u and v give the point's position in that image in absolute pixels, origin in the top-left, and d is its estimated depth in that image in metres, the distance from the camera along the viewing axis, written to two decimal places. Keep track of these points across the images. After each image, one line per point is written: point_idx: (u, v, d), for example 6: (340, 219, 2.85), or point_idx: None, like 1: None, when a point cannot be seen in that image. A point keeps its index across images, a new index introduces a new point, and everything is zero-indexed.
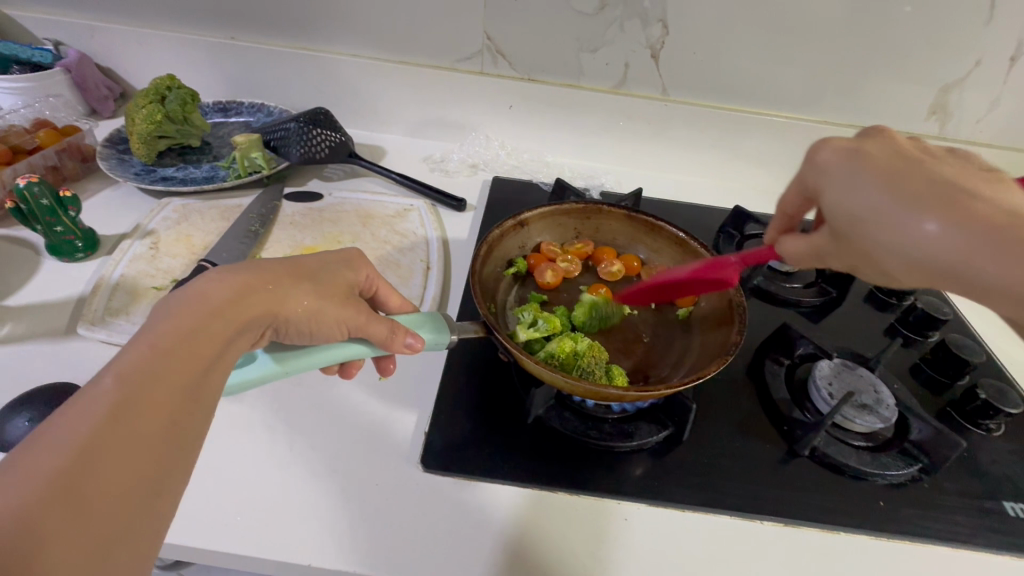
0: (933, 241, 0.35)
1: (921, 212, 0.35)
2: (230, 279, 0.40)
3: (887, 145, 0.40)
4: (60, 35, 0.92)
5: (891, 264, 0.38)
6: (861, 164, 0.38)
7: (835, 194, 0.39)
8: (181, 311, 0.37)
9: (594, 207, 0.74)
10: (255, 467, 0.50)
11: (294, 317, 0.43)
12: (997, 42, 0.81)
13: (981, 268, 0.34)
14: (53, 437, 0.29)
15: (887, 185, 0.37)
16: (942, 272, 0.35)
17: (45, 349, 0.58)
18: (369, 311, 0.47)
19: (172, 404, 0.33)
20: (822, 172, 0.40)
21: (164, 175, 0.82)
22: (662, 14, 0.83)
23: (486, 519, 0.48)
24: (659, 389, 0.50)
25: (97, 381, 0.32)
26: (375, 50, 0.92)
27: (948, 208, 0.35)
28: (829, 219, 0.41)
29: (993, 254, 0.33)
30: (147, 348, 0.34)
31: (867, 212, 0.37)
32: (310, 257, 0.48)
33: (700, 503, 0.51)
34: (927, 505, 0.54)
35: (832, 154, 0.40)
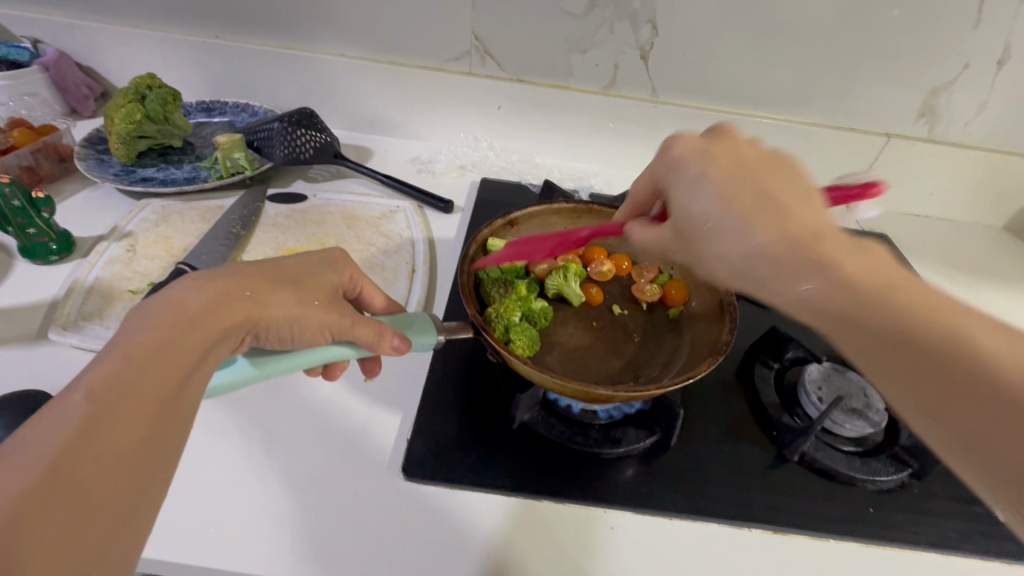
0: (749, 246, 0.41)
1: (743, 221, 0.41)
2: (205, 284, 0.39)
3: (733, 147, 0.46)
4: (39, 33, 0.90)
5: (720, 270, 0.44)
6: (706, 168, 0.45)
7: (684, 197, 0.45)
8: (156, 319, 0.35)
9: (586, 207, 0.73)
10: (230, 476, 0.48)
11: (274, 324, 0.41)
12: (986, 44, 0.81)
13: (792, 283, 0.39)
14: (21, 457, 0.28)
15: (725, 193, 0.43)
16: (755, 279, 0.41)
17: (14, 355, 0.56)
18: (352, 311, 0.46)
19: (149, 418, 0.32)
20: (676, 173, 0.47)
21: (144, 176, 0.81)
22: (651, 15, 0.83)
23: (469, 529, 0.47)
24: (649, 390, 0.50)
25: (67, 396, 0.30)
26: (362, 49, 0.90)
27: (766, 219, 0.41)
28: (679, 223, 0.46)
29: (796, 270, 0.39)
30: (120, 359, 0.33)
31: (703, 215, 0.44)
32: (289, 259, 0.46)
33: (688, 510, 0.50)
34: (918, 511, 0.53)
35: (688, 156, 0.46)
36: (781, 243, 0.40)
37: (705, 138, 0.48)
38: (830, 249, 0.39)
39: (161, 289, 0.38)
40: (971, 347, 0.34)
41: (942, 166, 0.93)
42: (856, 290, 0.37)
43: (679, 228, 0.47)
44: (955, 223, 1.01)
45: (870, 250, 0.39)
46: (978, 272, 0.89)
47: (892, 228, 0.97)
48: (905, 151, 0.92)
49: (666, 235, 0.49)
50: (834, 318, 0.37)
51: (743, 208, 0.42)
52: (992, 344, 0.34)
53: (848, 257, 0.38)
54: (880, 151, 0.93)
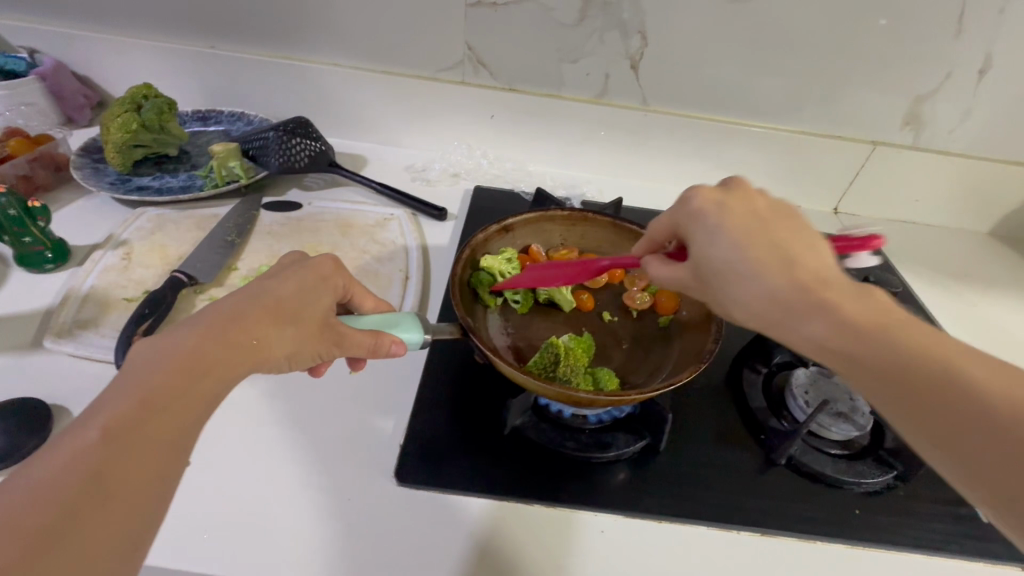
0: (766, 291, 0.40)
1: (759, 266, 0.41)
2: (216, 328, 0.38)
3: (749, 198, 0.45)
4: (36, 43, 0.91)
5: (735, 310, 0.43)
6: (723, 215, 0.43)
7: (702, 244, 0.44)
8: (170, 362, 0.35)
9: (579, 214, 0.74)
10: (224, 481, 0.49)
11: (278, 363, 0.41)
12: (967, 54, 0.83)
13: (797, 324, 0.39)
14: (32, 494, 0.28)
15: (740, 242, 0.42)
16: (767, 321, 0.41)
17: (8, 364, 0.56)
18: (348, 333, 0.45)
19: (158, 463, 0.32)
20: (694, 218, 0.45)
21: (140, 185, 0.81)
22: (641, 26, 0.84)
23: (460, 534, 0.48)
24: (631, 395, 0.50)
25: (81, 436, 0.30)
26: (356, 59, 0.92)
27: (778, 265, 0.40)
28: (695, 264, 0.46)
29: (802, 313, 0.38)
30: (135, 404, 0.33)
31: (720, 261, 0.43)
32: (292, 288, 0.43)
33: (677, 514, 0.51)
34: (903, 513, 0.54)
35: (704, 203, 0.44)
36: (795, 289, 0.39)
37: (720, 189, 0.46)
38: (833, 294, 0.39)
39: (177, 324, 0.38)
40: (948, 376, 0.34)
41: (927, 173, 0.95)
42: (856, 331, 0.37)
43: (698, 269, 0.46)
44: (942, 229, 1.02)
45: (870, 292, 0.39)
46: (964, 277, 0.91)
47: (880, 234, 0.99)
48: (891, 159, 0.94)
49: (682, 273, 0.48)
50: (838, 360, 0.37)
51: (760, 255, 0.41)
52: (981, 374, 0.34)
53: (848, 301, 0.38)
54: (866, 159, 0.95)
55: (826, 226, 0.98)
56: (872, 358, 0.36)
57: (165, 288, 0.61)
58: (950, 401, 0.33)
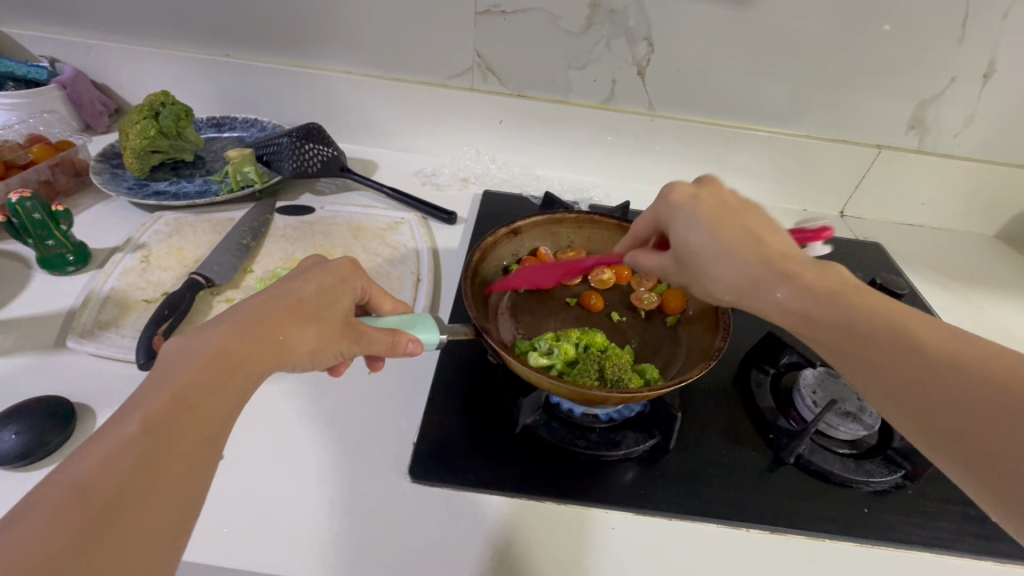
0: (738, 269, 0.43)
1: (726, 251, 0.43)
2: (242, 327, 0.39)
3: (722, 192, 0.48)
4: (56, 52, 0.93)
5: (716, 288, 0.45)
6: (698, 207, 0.46)
7: (678, 231, 0.47)
8: (199, 360, 0.36)
9: (587, 217, 0.75)
10: (243, 477, 0.50)
11: (300, 361, 0.42)
12: (971, 59, 0.83)
13: (768, 291, 0.41)
14: (76, 486, 0.29)
15: (715, 230, 0.44)
16: (748, 291, 0.43)
17: (32, 364, 0.58)
18: (367, 331, 0.46)
19: (192, 457, 0.33)
20: (671, 211, 0.48)
21: (157, 190, 0.83)
22: (647, 33, 0.86)
23: (475, 529, 0.49)
24: (642, 392, 0.51)
25: (120, 430, 0.31)
26: (367, 66, 0.94)
27: (747, 248, 0.43)
28: (673, 250, 0.48)
29: (773, 280, 0.41)
30: (170, 399, 0.34)
31: (697, 248, 0.45)
32: (312, 289, 0.45)
33: (687, 511, 0.52)
34: (911, 511, 0.54)
35: (679, 197, 0.48)
36: (759, 263, 0.42)
37: (694, 184, 0.49)
38: (790, 263, 0.42)
39: (200, 324, 0.39)
40: (956, 382, 0.34)
41: (933, 175, 0.96)
42: (822, 296, 0.40)
43: (677, 255, 0.48)
44: (947, 232, 1.03)
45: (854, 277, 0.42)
46: (971, 280, 0.91)
47: (885, 237, 1.00)
48: (895, 162, 0.95)
49: (665, 260, 0.50)
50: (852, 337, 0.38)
51: (731, 236, 0.44)
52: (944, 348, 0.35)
53: (810, 272, 0.41)
54: (871, 162, 0.95)
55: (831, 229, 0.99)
56: (861, 335, 0.37)
57: (183, 289, 0.62)
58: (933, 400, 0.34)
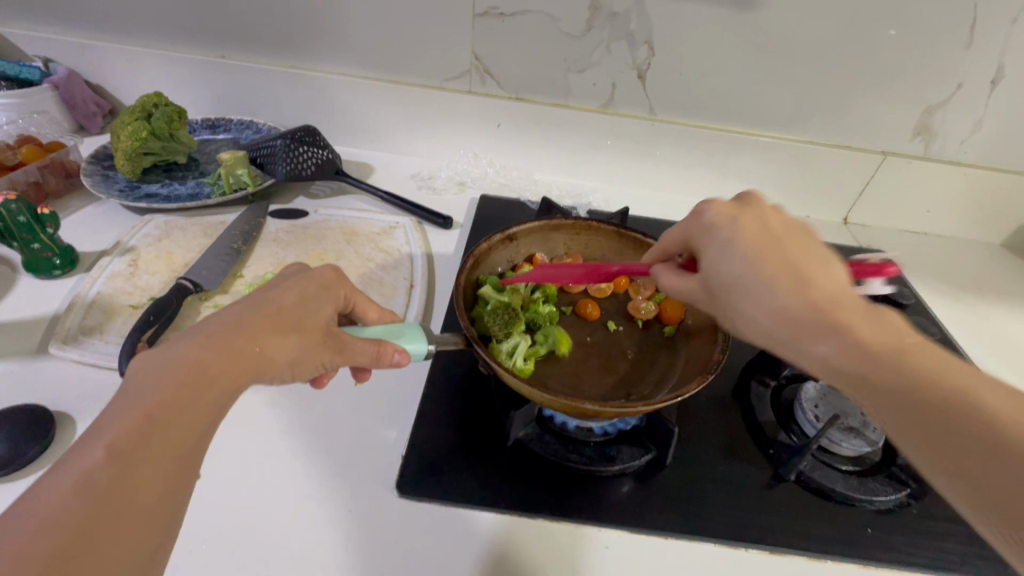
0: (774, 310, 0.40)
1: (768, 284, 0.41)
2: (217, 339, 0.37)
3: (764, 213, 0.46)
4: (49, 52, 0.92)
5: (746, 328, 0.43)
6: (737, 232, 0.44)
7: (713, 258, 0.45)
8: (172, 376, 0.34)
9: (584, 223, 0.73)
10: (224, 491, 0.48)
11: (281, 372, 0.40)
12: (979, 64, 0.82)
13: (808, 344, 0.39)
14: (40, 518, 0.28)
15: (753, 261, 0.42)
16: (776, 342, 0.41)
17: (13, 370, 0.56)
18: (351, 342, 0.44)
19: (166, 477, 0.32)
20: (708, 235, 0.46)
21: (148, 192, 0.82)
22: (648, 36, 0.84)
23: (463, 547, 0.47)
24: (638, 407, 0.49)
25: (85, 456, 0.30)
26: (364, 68, 0.92)
27: (792, 285, 0.40)
28: (708, 279, 0.46)
29: (813, 334, 0.39)
30: (140, 420, 0.32)
31: (731, 278, 0.43)
32: (292, 298, 0.43)
33: (684, 530, 0.50)
34: (916, 532, 0.52)
35: (717, 218, 0.46)
36: (807, 308, 0.39)
37: (737, 203, 0.47)
38: (846, 314, 0.39)
39: (171, 338, 0.37)
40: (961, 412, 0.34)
41: (938, 183, 0.94)
42: (873, 355, 0.37)
43: (708, 283, 0.46)
44: (953, 240, 1.01)
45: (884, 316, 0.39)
46: (978, 289, 0.89)
47: (889, 245, 0.98)
48: (901, 169, 0.93)
49: (696, 286, 0.48)
50: (849, 379, 0.38)
51: (772, 272, 0.41)
52: (1004, 411, 0.34)
53: (863, 324, 0.38)
54: (876, 169, 0.94)
55: (834, 236, 0.97)
56: (883, 382, 0.36)
57: (170, 294, 0.61)
58: (984, 441, 0.33)
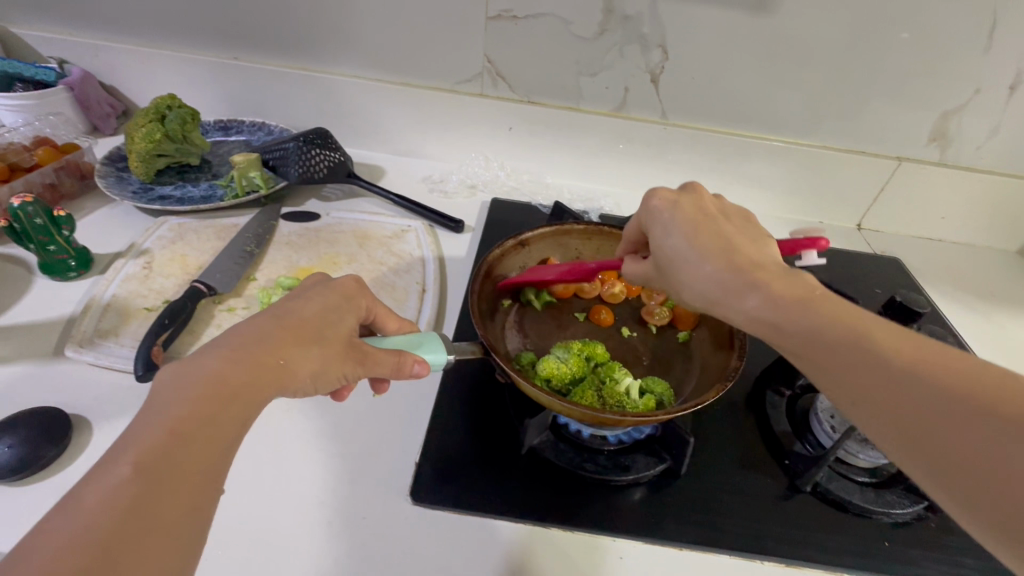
0: (706, 276, 0.44)
1: (700, 255, 0.45)
2: (240, 352, 0.37)
3: (701, 201, 0.50)
4: (64, 53, 0.93)
5: (687, 294, 0.47)
6: (676, 216, 0.48)
7: (658, 236, 0.49)
8: (195, 390, 0.34)
9: (595, 228, 0.73)
10: (239, 497, 0.48)
11: (302, 386, 0.40)
12: (997, 70, 0.81)
13: (740, 300, 0.42)
14: (65, 536, 0.28)
15: (697, 237, 0.46)
16: (714, 300, 0.44)
17: (30, 372, 0.56)
18: (372, 352, 0.44)
19: (189, 493, 0.32)
20: (655, 218, 0.50)
21: (162, 194, 0.82)
22: (662, 40, 0.84)
23: (479, 557, 0.47)
24: (657, 414, 0.49)
25: (112, 471, 0.30)
26: (376, 71, 0.92)
27: (718, 254, 0.44)
28: (654, 256, 0.50)
29: (739, 289, 0.42)
30: (164, 434, 0.32)
31: (673, 255, 0.47)
32: (314, 309, 0.43)
33: (699, 541, 0.50)
34: (933, 546, 0.52)
35: (661, 204, 0.50)
36: (730, 273, 0.43)
37: (678, 193, 0.51)
38: (766, 274, 0.42)
39: (192, 354, 0.37)
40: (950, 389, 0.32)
41: (954, 189, 0.93)
42: (788, 304, 0.40)
43: (657, 262, 0.50)
44: (968, 246, 1.00)
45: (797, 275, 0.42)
46: (993, 297, 0.88)
47: (903, 252, 0.97)
48: (916, 175, 0.92)
49: (649, 265, 0.53)
50: (767, 328, 0.40)
51: (704, 245, 0.45)
52: (908, 356, 0.34)
53: (779, 281, 0.41)
54: (891, 175, 0.93)
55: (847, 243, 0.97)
56: (795, 326, 0.38)
57: (184, 297, 0.61)
58: (964, 411, 0.31)
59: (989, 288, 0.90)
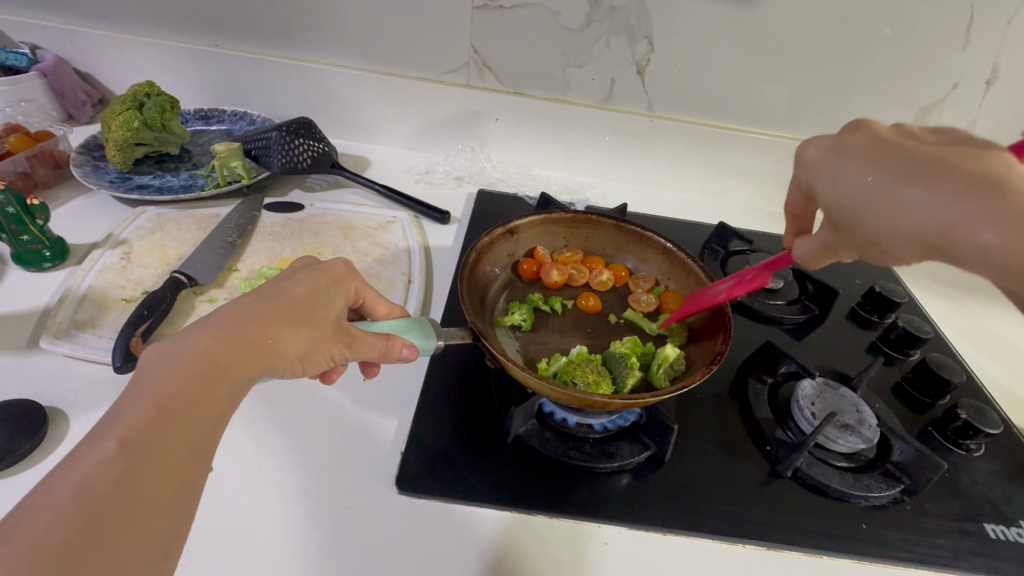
0: (915, 207, 0.34)
1: (896, 182, 0.35)
2: (228, 331, 0.37)
3: (873, 126, 0.40)
4: (36, 39, 0.90)
5: (888, 240, 0.36)
6: (846, 151, 0.39)
7: (823, 183, 0.40)
8: (182, 367, 0.34)
9: (584, 217, 0.73)
10: (220, 489, 0.48)
11: (290, 365, 0.40)
12: (974, 65, 0.82)
13: (900, 194, 0.35)
14: (52, 512, 0.27)
15: (865, 168, 0.37)
16: (936, 243, 0.34)
17: (4, 364, 0.55)
18: (360, 336, 0.44)
19: (181, 468, 0.32)
20: (816, 171, 0.41)
21: (140, 183, 0.80)
22: (647, 31, 0.84)
23: (465, 544, 0.47)
24: (645, 397, 0.50)
25: (98, 448, 0.29)
26: (361, 60, 0.91)
27: (930, 174, 0.34)
28: (824, 207, 0.40)
29: (970, 216, 0.32)
30: (151, 410, 0.32)
31: (855, 194, 0.37)
32: (304, 289, 0.43)
33: (682, 526, 0.50)
34: (909, 528, 0.53)
35: (818, 151, 0.41)
36: (957, 198, 0.33)
37: (845, 129, 0.41)
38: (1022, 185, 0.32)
39: (178, 332, 0.37)
40: None
41: None
42: (966, 190, 0.33)
43: (828, 215, 0.40)
44: None
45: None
46: (969, 288, 0.90)
47: None
48: None
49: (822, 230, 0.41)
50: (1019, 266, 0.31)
51: (890, 166, 0.36)
52: None
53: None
54: None
55: None
56: None
57: (163, 288, 0.60)
58: None
59: (964, 277, 0.93)
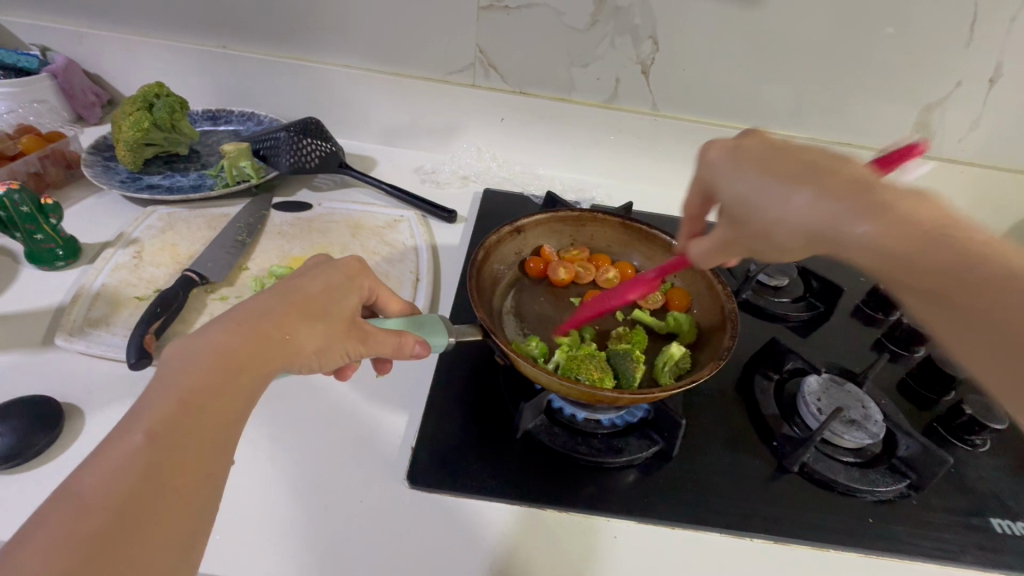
0: (799, 205, 0.37)
1: (789, 186, 0.38)
2: (248, 326, 0.37)
3: (761, 137, 0.44)
4: (46, 40, 0.91)
5: (780, 234, 0.39)
6: (744, 154, 0.42)
7: (724, 182, 0.43)
8: (204, 361, 0.35)
9: (591, 215, 0.73)
10: (234, 483, 0.48)
11: (307, 360, 0.40)
12: (978, 64, 0.83)
13: (789, 197, 0.38)
14: (83, 502, 0.28)
15: (760, 173, 0.40)
16: (818, 237, 0.37)
17: (19, 361, 0.56)
18: (374, 333, 0.44)
19: (205, 461, 0.32)
20: (715, 170, 0.44)
21: (150, 183, 0.81)
22: (652, 31, 0.85)
23: (476, 538, 0.47)
24: (653, 392, 0.50)
25: (124, 441, 0.30)
26: (368, 60, 0.92)
27: (813, 178, 0.38)
28: (726, 207, 0.43)
29: (852, 214, 0.35)
30: (175, 404, 0.32)
31: (750, 195, 0.40)
32: (319, 286, 0.43)
33: (690, 520, 0.51)
34: (916, 522, 0.53)
35: (719, 153, 0.43)
36: (837, 194, 0.36)
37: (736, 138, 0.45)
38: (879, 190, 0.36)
39: (198, 328, 0.37)
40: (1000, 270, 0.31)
41: (935, 181, 0.95)
42: (848, 193, 0.36)
43: (729, 216, 0.43)
44: None
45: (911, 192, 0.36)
46: None
47: None
48: None
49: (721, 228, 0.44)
50: (883, 259, 0.34)
51: (788, 171, 0.39)
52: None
53: (900, 197, 0.35)
54: None
55: None
56: (927, 254, 0.33)
57: (176, 286, 0.61)
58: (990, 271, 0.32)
59: None
